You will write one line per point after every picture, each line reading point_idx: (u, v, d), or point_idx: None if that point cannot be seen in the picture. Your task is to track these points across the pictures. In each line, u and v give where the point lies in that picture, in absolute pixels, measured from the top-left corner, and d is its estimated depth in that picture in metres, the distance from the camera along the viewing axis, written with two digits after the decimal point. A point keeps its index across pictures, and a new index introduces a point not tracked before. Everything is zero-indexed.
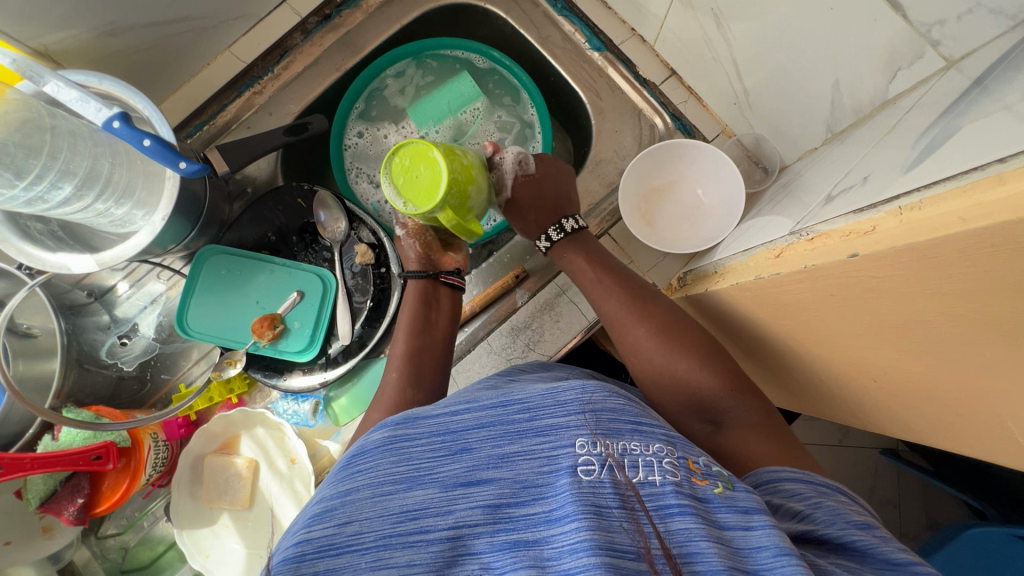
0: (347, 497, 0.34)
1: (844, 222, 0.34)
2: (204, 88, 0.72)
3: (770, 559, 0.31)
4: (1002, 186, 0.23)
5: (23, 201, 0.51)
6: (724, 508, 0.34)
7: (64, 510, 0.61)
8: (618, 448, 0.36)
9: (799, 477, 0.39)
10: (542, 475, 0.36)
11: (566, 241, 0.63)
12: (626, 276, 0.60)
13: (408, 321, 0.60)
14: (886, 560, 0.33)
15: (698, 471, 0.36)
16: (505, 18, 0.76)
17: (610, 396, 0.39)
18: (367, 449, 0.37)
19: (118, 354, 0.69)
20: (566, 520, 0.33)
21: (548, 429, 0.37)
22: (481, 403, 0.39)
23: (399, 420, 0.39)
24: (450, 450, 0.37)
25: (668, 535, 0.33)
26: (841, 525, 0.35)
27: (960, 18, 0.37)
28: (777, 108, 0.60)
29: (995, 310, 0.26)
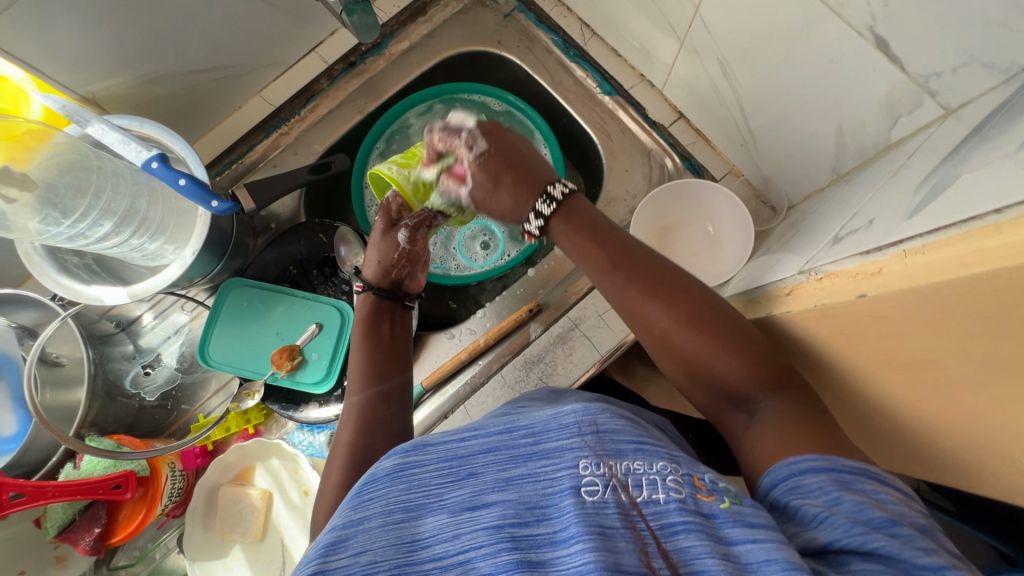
0: (360, 526, 0.36)
1: (851, 262, 0.34)
2: (236, 129, 0.77)
3: (779, 572, 0.31)
4: (1000, 235, 0.24)
5: (65, 237, 0.54)
6: (730, 523, 0.35)
7: (81, 539, 0.61)
8: (622, 468, 0.38)
9: (798, 486, 0.37)
10: (546, 497, 0.37)
11: (555, 215, 0.54)
12: (631, 245, 0.52)
13: (359, 369, 0.59)
14: (913, 562, 0.32)
15: (704, 487, 0.37)
16: (520, 64, 0.80)
17: (609, 417, 0.42)
18: (378, 476, 0.39)
19: (141, 384, 0.71)
20: (571, 541, 0.34)
21: (552, 452, 0.40)
22: (487, 431, 0.42)
23: (409, 447, 0.41)
24: (456, 476, 0.39)
25: (675, 553, 0.34)
26: (854, 539, 0.33)
27: (956, 70, 0.39)
28: (783, 151, 0.62)
29: (1002, 355, 0.27)
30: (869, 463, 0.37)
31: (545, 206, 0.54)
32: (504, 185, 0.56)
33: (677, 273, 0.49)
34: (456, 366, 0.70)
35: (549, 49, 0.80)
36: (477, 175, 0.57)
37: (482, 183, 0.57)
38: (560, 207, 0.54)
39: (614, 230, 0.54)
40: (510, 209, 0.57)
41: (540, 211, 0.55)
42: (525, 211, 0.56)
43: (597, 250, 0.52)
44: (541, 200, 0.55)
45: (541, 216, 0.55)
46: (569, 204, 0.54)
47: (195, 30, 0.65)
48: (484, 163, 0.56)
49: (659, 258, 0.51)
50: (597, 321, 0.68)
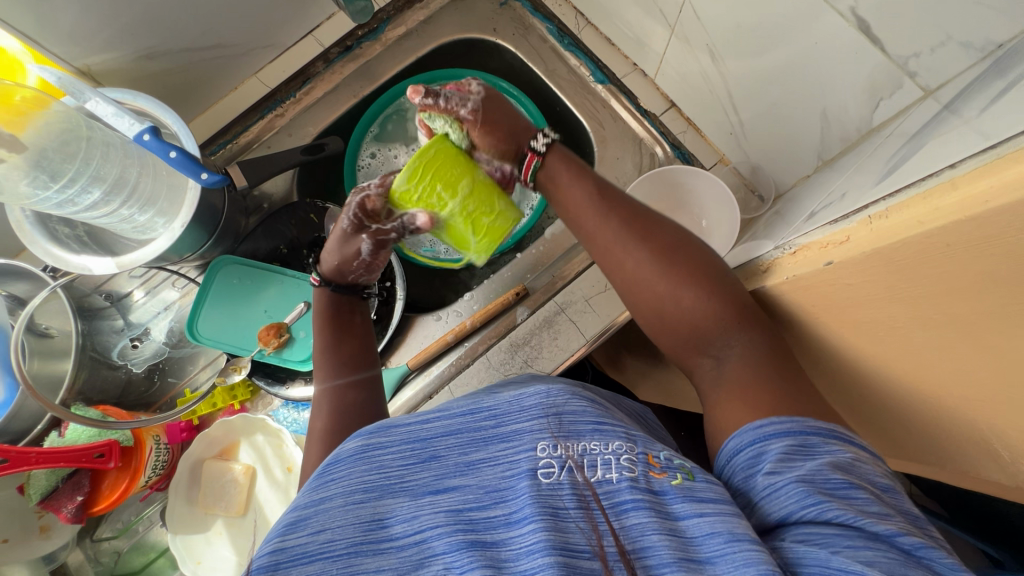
0: (321, 506, 0.37)
1: (822, 233, 0.34)
2: (231, 109, 0.77)
3: (721, 545, 0.33)
4: (955, 190, 0.24)
5: (54, 203, 0.55)
6: (679, 499, 0.36)
7: (63, 507, 0.62)
8: (578, 449, 0.39)
9: (761, 456, 0.38)
10: (504, 479, 0.38)
11: (546, 152, 0.56)
12: (610, 190, 0.53)
13: (322, 365, 0.58)
14: (867, 531, 0.32)
15: (658, 465, 0.38)
16: (514, 51, 0.81)
17: (573, 398, 0.43)
18: (342, 458, 0.40)
19: (128, 356, 0.71)
20: (525, 521, 0.35)
21: (512, 434, 0.41)
22: (451, 412, 0.43)
23: (373, 430, 0.42)
24: (419, 457, 0.40)
25: (623, 531, 0.34)
26: (811, 506, 0.34)
27: (934, 50, 0.39)
28: (772, 140, 0.62)
29: (962, 313, 0.27)
30: (834, 426, 0.38)
31: (542, 139, 0.56)
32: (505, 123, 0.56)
33: (656, 217, 0.52)
34: (442, 347, 0.70)
35: (544, 37, 0.81)
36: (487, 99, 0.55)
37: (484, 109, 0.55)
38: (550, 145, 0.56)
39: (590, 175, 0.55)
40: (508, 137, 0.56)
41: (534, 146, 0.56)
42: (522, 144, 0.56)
43: (581, 188, 0.54)
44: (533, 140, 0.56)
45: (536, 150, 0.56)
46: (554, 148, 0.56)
47: (192, 8, 0.66)
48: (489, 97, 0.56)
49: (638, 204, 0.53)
50: (584, 306, 0.69)
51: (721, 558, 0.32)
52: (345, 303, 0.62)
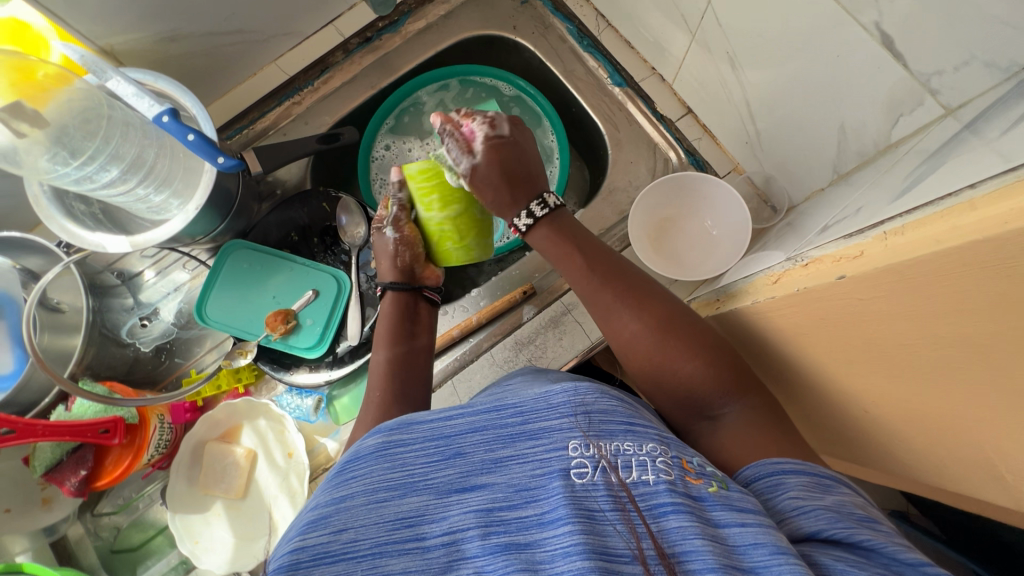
0: (342, 504, 0.37)
1: (836, 247, 0.34)
2: (250, 95, 0.78)
3: (767, 557, 0.33)
4: (973, 212, 0.24)
5: (72, 179, 0.55)
6: (719, 506, 0.36)
7: (66, 480, 0.62)
8: (612, 449, 0.39)
9: (790, 479, 0.40)
10: (535, 478, 0.38)
11: (544, 220, 0.60)
12: (606, 255, 0.58)
13: (384, 331, 0.62)
14: (895, 557, 0.34)
15: (692, 471, 0.39)
16: (533, 50, 0.81)
17: (601, 397, 0.43)
18: (362, 455, 0.41)
19: (137, 335, 0.72)
20: (559, 522, 0.35)
21: (541, 432, 0.41)
22: (475, 409, 0.43)
23: (393, 427, 0.42)
24: (443, 454, 0.40)
25: (662, 535, 0.35)
26: (841, 525, 0.36)
27: (957, 69, 0.39)
28: (788, 151, 0.62)
29: (970, 337, 0.27)
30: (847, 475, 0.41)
31: (539, 209, 0.59)
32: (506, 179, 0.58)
33: (656, 289, 0.56)
34: (448, 342, 0.70)
35: (564, 37, 0.80)
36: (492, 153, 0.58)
37: (481, 169, 0.58)
38: (550, 213, 0.60)
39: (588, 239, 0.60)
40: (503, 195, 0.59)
41: (533, 212, 0.59)
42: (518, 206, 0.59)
43: (574, 255, 0.58)
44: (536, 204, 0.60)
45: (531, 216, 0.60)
46: (557, 214, 0.60)
47: None
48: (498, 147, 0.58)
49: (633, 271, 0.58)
50: None
51: (767, 569, 0.32)
52: (406, 296, 0.64)
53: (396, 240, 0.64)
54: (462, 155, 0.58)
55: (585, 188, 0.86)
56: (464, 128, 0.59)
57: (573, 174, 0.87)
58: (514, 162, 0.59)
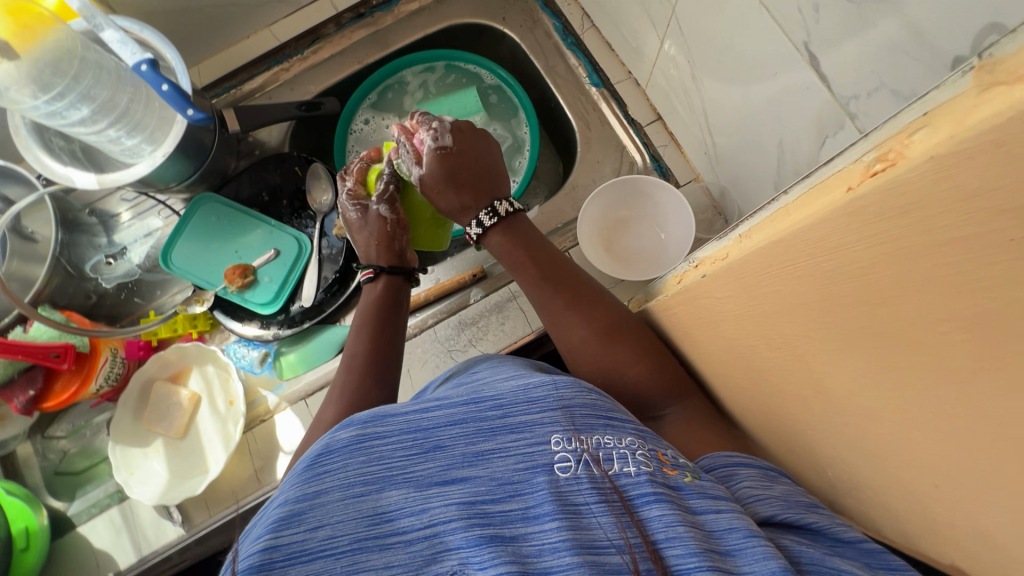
0: (316, 499, 0.34)
1: (713, 248, 0.36)
2: (240, 57, 0.81)
3: (741, 539, 0.34)
4: (786, 215, 0.25)
5: (43, 113, 0.57)
6: (693, 494, 0.37)
7: (15, 398, 0.65)
8: (593, 442, 0.39)
9: (745, 464, 0.41)
10: (519, 472, 0.37)
11: (495, 227, 0.61)
12: (558, 264, 0.59)
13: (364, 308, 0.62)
14: (837, 538, 0.36)
15: (668, 462, 0.39)
16: (518, 43, 0.83)
17: (579, 392, 0.43)
18: (335, 448, 0.37)
19: (101, 271, 0.76)
20: (545, 518, 0.35)
21: (521, 425, 0.40)
22: (451, 402, 0.41)
23: (366, 419, 0.39)
24: (422, 447, 0.38)
25: (645, 524, 0.35)
26: (794, 510, 0.38)
27: (869, 95, 0.40)
28: (740, 164, 0.63)
29: (787, 335, 0.28)
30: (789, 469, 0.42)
31: (489, 216, 0.61)
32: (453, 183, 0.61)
33: (605, 295, 0.57)
34: None
35: (550, 34, 0.82)
36: (433, 165, 0.61)
37: (437, 174, 0.61)
38: (503, 221, 0.61)
39: (541, 247, 0.60)
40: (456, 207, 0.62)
41: (483, 220, 0.61)
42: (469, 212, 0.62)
43: (528, 266, 0.59)
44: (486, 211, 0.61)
45: (481, 224, 0.62)
46: (511, 220, 0.61)
47: None
48: (443, 158, 0.61)
49: (584, 284, 0.58)
50: None
51: (740, 552, 0.33)
52: (399, 280, 0.64)
53: (382, 219, 0.65)
54: (415, 162, 0.62)
55: (557, 183, 0.88)
56: (417, 137, 0.63)
57: (547, 168, 0.88)
58: (455, 172, 0.62)
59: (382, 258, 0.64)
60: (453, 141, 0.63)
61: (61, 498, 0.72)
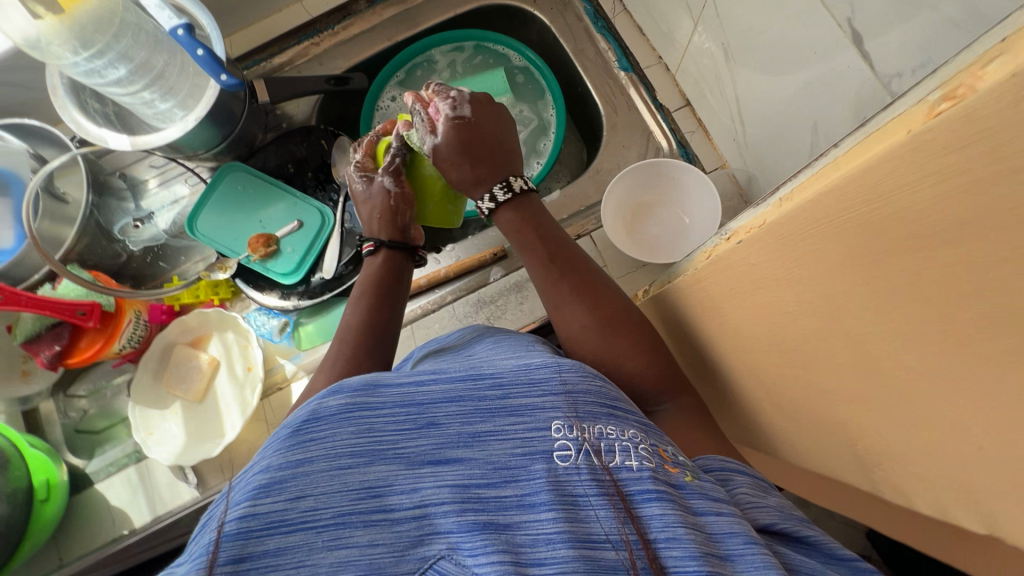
0: (300, 468, 0.33)
1: (747, 217, 0.35)
2: (271, 30, 0.82)
3: (741, 545, 0.33)
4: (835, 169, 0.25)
5: (82, 70, 0.58)
6: (696, 494, 0.37)
7: (41, 352, 0.66)
8: (595, 432, 0.39)
9: (744, 471, 0.41)
10: (516, 458, 0.37)
11: (507, 204, 0.60)
12: (564, 249, 0.59)
13: (362, 286, 0.59)
14: (831, 554, 0.37)
15: (669, 459, 0.39)
16: (548, 25, 0.83)
17: (583, 380, 0.42)
18: (323, 415, 0.36)
19: (128, 234, 0.76)
20: (541, 507, 0.34)
21: (522, 409, 0.39)
22: (448, 378, 0.40)
23: (358, 387, 0.38)
24: (416, 424, 0.37)
25: (643, 521, 0.34)
26: (792, 521, 0.38)
27: (915, 70, 0.40)
28: (770, 150, 0.62)
29: (826, 297, 0.28)
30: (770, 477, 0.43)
31: (501, 192, 0.60)
32: (467, 153, 0.59)
33: (610, 286, 0.57)
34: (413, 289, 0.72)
35: (580, 16, 0.82)
36: (449, 135, 0.59)
37: (449, 145, 0.59)
38: (514, 198, 0.60)
39: (551, 230, 0.60)
40: (467, 180, 0.60)
41: (495, 195, 0.60)
42: (483, 186, 0.60)
43: (539, 250, 0.58)
44: (500, 187, 0.60)
45: (494, 199, 0.60)
46: (523, 200, 0.60)
47: None
48: (459, 128, 0.59)
49: (592, 271, 0.58)
50: None
51: (741, 557, 0.33)
52: (400, 257, 0.62)
53: (387, 194, 0.63)
54: (428, 133, 0.59)
55: (580, 168, 0.88)
56: (431, 105, 0.60)
57: (570, 153, 0.88)
58: (470, 143, 0.59)
59: (383, 234, 0.62)
60: (466, 113, 0.60)
61: (80, 455, 0.73)
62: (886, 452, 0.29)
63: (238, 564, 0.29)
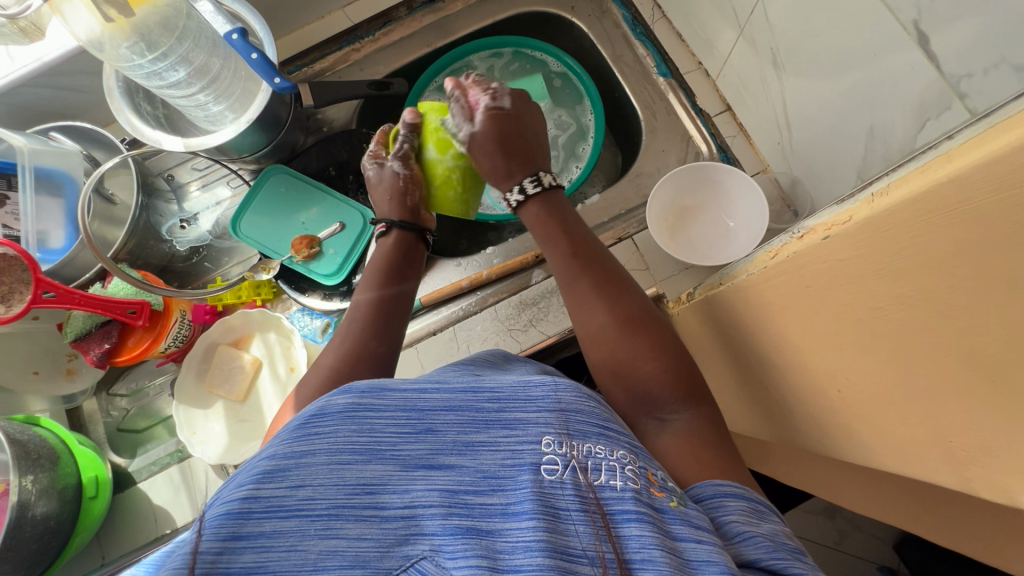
0: (302, 459, 0.33)
1: (828, 214, 0.36)
2: (314, 36, 0.83)
3: (715, 573, 0.33)
4: (950, 162, 0.25)
5: (144, 72, 0.59)
6: (677, 520, 0.36)
7: (91, 350, 0.67)
8: (584, 450, 0.38)
9: (737, 493, 0.40)
10: (505, 468, 0.36)
11: (537, 197, 0.62)
12: (586, 241, 0.60)
13: (372, 274, 0.61)
14: None
15: (656, 483, 0.38)
16: (586, 31, 0.84)
17: (579, 397, 0.41)
18: (328, 412, 0.36)
19: (175, 234, 0.77)
20: (523, 517, 0.34)
21: (515, 423, 0.39)
22: (450, 388, 0.40)
23: (365, 388, 0.38)
24: (414, 428, 0.37)
25: (620, 540, 0.34)
26: (776, 554, 0.36)
27: (987, 71, 0.40)
28: (817, 153, 0.62)
29: (929, 291, 0.28)
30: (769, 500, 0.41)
31: (532, 185, 0.62)
32: (503, 141, 0.63)
33: (629, 283, 0.57)
34: (455, 291, 0.73)
35: (618, 23, 0.83)
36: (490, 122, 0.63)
37: (489, 132, 0.63)
38: (544, 191, 0.62)
39: (578, 226, 0.62)
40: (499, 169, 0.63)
41: (526, 187, 0.62)
42: (514, 176, 0.63)
43: (563, 244, 0.60)
44: (530, 179, 0.63)
45: (523, 191, 0.63)
46: (552, 193, 0.63)
47: None
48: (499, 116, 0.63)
49: (616, 267, 0.59)
50: None
51: None
52: (409, 235, 0.65)
53: (402, 178, 0.65)
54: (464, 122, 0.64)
55: (616, 173, 0.88)
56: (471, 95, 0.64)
57: (606, 157, 0.89)
58: (510, 132, 0.63)
59: (400, 215, 0.65)
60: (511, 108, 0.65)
61: (122, 454, 0.74)
62: (982, 448, 0.29)
63: (233, 542, 0.29)
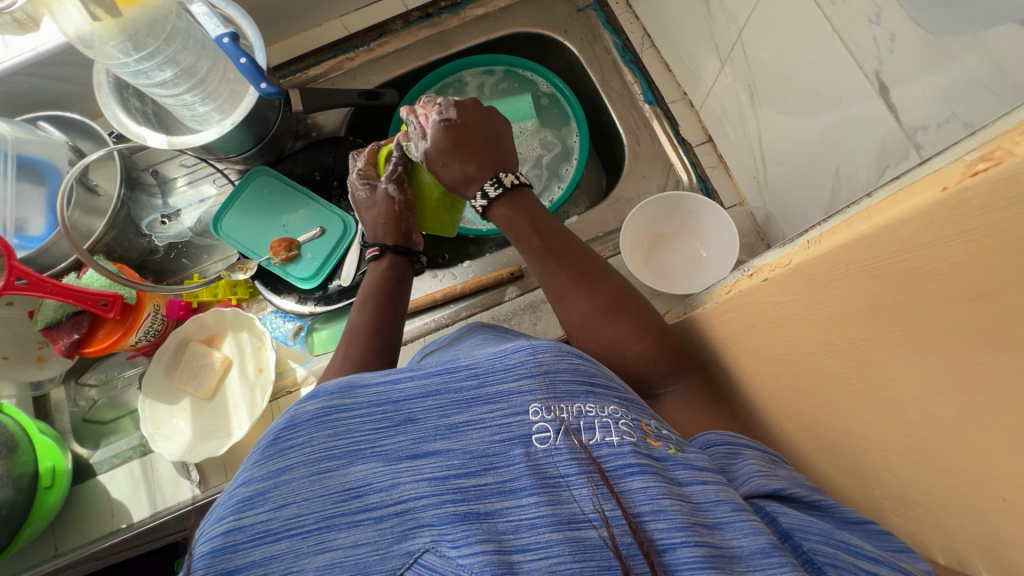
0: (281, 478, 0.33)
1: (773, 255, 0.36)
2: (310, 43, 0.85)
3: (727, 513, 0.33)
4: (869, 218, 0.26)
5: (131, 71, 0.60)
6: (679, 466, 0.36)
7: (60, 339, 0.67)
8: (573, 412, 0.37)
9: (750, 441, 0.41)
10: (494, 445, 0.36)
11: (501, 199, 0.61)
12: (558, 234, 0.59)
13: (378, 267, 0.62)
14: (844, 519, 0.35)
15: (652, 433, 0.38)
16: (577, 55, 0.85)
17: (558, 357, 0.40)
18: (299, 421, 0.35)
19: (155, 229, 0.78)
20: (522, 492, 0.33)
21: (498, 396, 0.38)
22: (425, 372, 0.39)
23: (336, 390, 0.37)
24: (393, 421, 0.36)
25: (628, 495, 0.33)
26: (800, 488, 0.36)
27: (940, 125, 0.41)
28: (790, 190, 0.63)
29: (853, 338, 0.29)
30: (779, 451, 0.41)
31: (493, 188, 0.61)
32: (457, 152, 0.61)
33: (604, 269, 0.56)
34: (429, 302, 0.73)
35: (609, 50, 0.84)
36: (439, 135, 0.61)
37: (442, 144, 0.62)
38: (506, 193, 0.61)
39: (549, 218, 0.61)
40: (460, 179, 0.62)
41: (488, 193, 0.61)
42: (473, 183, 0.62)
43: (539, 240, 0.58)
44: (491, 182, 0.61)
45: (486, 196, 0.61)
46: (516, 192, 0.61)
47: None
48: (447, 129, 0.62)
49: (590, 254, 0.58)
50: None
51: (728, 525, 0.32)
52: (404, 260, 0.63)
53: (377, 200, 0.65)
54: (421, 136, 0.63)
55: (600, 194, 0.89)
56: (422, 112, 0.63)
57: (590, 179, 0.90)
58: (465, 141, 0.62)
59: (388, 237, 0.63)
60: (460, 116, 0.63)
61: (86, 445, 0.74)
62: None
63: None
